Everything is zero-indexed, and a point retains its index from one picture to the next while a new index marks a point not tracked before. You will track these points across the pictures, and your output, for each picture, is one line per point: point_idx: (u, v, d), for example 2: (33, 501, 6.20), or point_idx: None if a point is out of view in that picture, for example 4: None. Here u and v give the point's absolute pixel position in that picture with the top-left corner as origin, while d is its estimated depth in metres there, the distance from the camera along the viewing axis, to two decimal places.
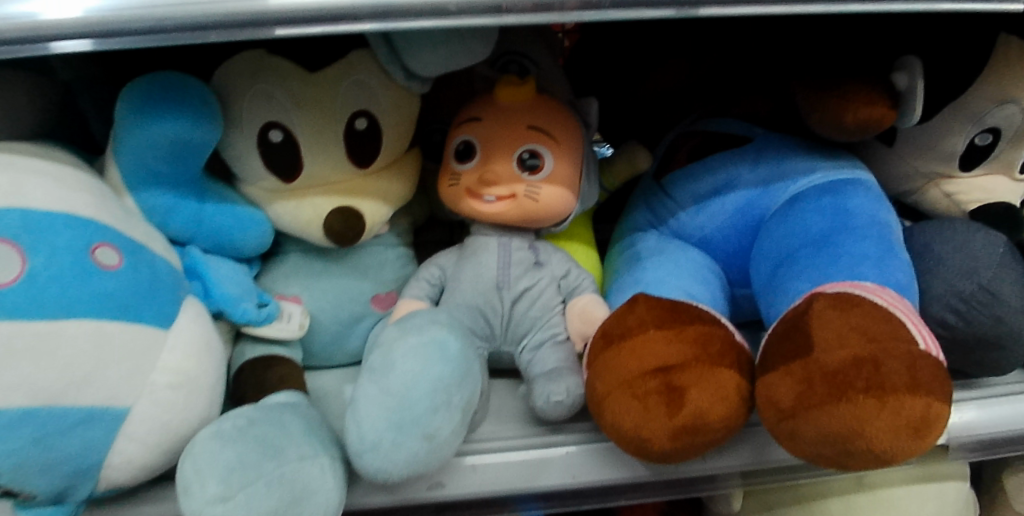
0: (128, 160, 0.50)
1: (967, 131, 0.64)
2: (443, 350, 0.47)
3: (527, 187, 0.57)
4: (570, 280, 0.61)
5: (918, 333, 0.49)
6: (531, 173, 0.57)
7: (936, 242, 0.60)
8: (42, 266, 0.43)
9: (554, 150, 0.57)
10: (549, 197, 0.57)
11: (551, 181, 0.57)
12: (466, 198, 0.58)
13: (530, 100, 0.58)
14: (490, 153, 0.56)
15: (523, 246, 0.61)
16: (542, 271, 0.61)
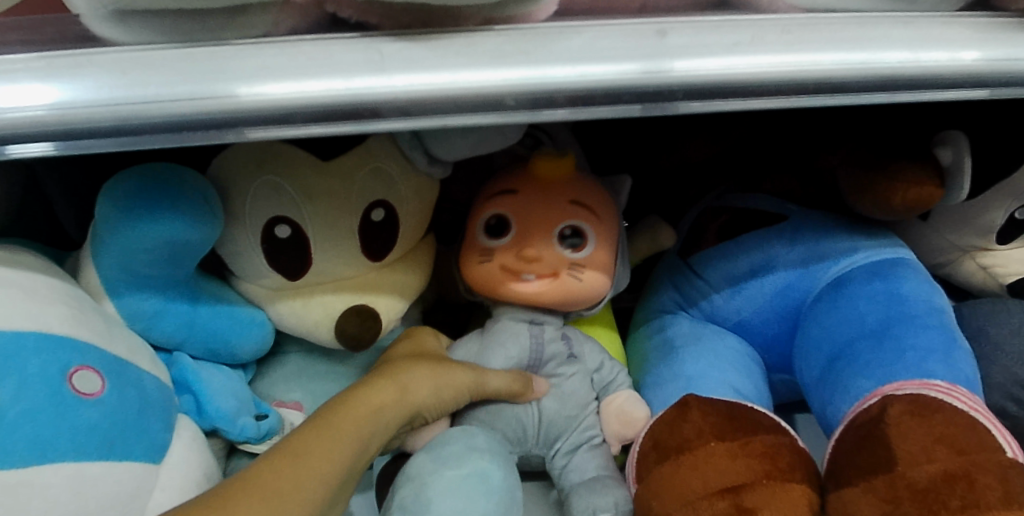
0: (111, 264, 0.44)
1: (1008, 206, 0.61)
2: (486, 482, 0.45)
3: (571, 264, 0.52)
4: (605, 374, 0.56)
5: (1004, 439, 0.44)
6: (577, 250, 0.52)
7: (990, 325, 0.57)
8: (10, 401, 0.36)
9: (599, 227, 0.53)
10: (591, 276, 0.52)
11: (595, 260, 0.53)
12: (500, 277, 0.52)
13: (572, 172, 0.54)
14: (532, 226, 0.51)
15: (555, 336, 0.55)
16: (573, 366, 0.55)
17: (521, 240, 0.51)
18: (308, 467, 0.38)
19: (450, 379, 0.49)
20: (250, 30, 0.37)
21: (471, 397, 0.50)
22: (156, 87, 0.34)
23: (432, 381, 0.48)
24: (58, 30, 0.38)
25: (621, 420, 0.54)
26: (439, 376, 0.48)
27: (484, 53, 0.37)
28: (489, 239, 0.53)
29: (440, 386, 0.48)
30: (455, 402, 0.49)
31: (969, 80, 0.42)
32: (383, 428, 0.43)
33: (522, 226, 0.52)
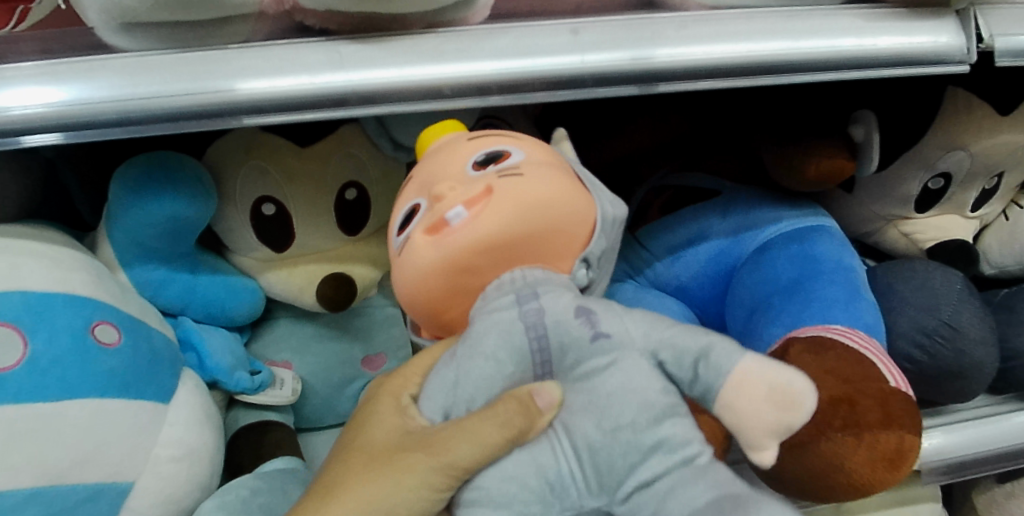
0: (122, 238, 0.51)
1: (921, 176, 0.69)
2: None
3: (496, 176, 0.45)
4: (673, 345, 0.41)
5: (888, 374, 0.51)
6: (503, 168, 0.45)
7: (897, 282, 0.63)
8: (44, 349, 0.44)
9: (555, 163, 0.47)
10: (518, 211, 0.43)
11: (535, 185, 0.44)
12: (417, 176, 0.48)
13: (547, 145, 0.49)
14: (477, 132, 0.49)
15: (570, 312, 0.42)
16: (643, 419, 0.40)
17: (451, 147, 0.48)
18: None
19: (479, 433, 0.41)
20: (233, 37, 0.45)
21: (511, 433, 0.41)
22: (160, 85, 0.42)
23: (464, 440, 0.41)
24: (76, 40, 0.46)
25: (759, 391, 0.39)
26: (469, 436, 0.41)
27: (425, 52, 0.45)
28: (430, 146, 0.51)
29: (471, 442, 0.41)
30: (429, 488, 0.42)
31: (845, 63, 0.50)
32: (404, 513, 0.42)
33: (462, 136, 0.49)
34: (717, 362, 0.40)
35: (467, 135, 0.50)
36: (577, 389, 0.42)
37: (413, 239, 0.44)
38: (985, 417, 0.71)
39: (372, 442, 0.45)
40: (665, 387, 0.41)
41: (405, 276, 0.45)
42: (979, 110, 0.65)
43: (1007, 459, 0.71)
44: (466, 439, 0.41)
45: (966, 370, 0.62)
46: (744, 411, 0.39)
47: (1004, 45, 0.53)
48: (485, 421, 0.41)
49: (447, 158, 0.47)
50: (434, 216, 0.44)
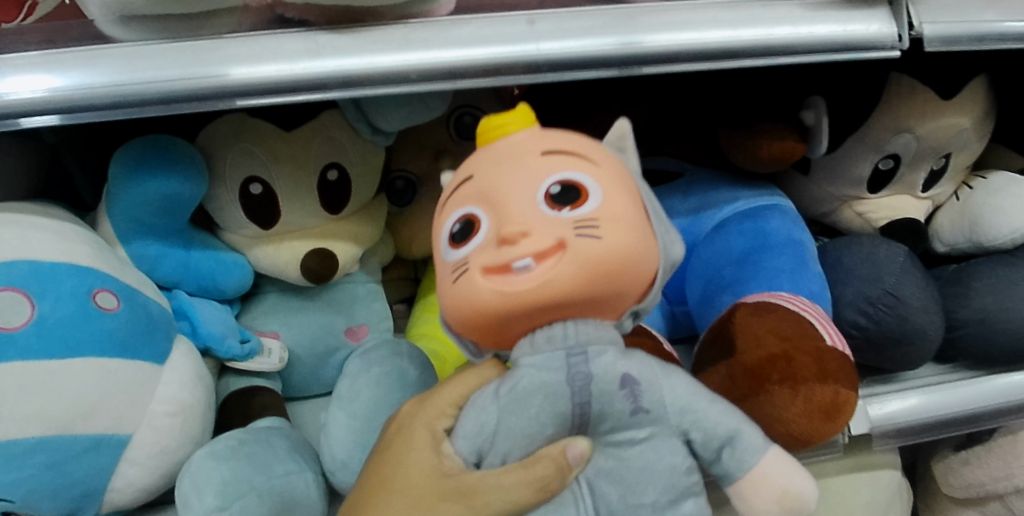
0: (121, 215, 0.56)
1: (871, 157, 0.73)
2: (403, 378, 0.55)
3: (573, 227, 0.41)
4: (705, 428, 0.44)
5: (826, 333, 0.56)
6: (579, 215, 0.42)
7: (845, 255, 0.68)
8: (49, 312, 0.49)
9: (632, 204, 0.43)
10: (590, 275, 0.41)
11: (614, 248, 0.41)
12: (478, 182, 0.44)
13: (620, 166, 0.45)
14: (553, 145, 0.44)
15: (616, 385, 0.42)
16: (665, 497, 0.44)
17: (522, 164, 0.43)
18: None
19: (513, 491, 0.42)
20: (221, 28, 0.49)
21: (541, 489, 0.42)
22: (152, 72, 0.47)
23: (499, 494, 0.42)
24: (78, 31, 0.51)
25: (773, 495, 0.44)
26: (505, 491, 0.42)
27: (394, 41, 0.49)
28: (495, 140, 0.46)
29: (506, 497, 0.42)
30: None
31: (782, 49, 0.55)
32: None
33: (536, 145, 0.44)
34: (741, 453, 0.44)
35: (538, 140, 0.45)
36: (607, 452, 0.44)
37: (468, 270, 0.42)
38: (936, 385, 0.75)
39: (400, 484, 0.44)
40: (688, 465, 0.44)
41: (452, 295, 0.43)
42: (923, 94, 0.70)
43: (954, 424, 0.75)
44: (502, 491, 0.42)
45: (911, 337, 0.66)
46: (752, 505, 0.44)
47: (933, 32, 0.58)
48: (523, 482, 0.42)
49: (519, 181, 0.43)
50: (499, 259, 0.41)
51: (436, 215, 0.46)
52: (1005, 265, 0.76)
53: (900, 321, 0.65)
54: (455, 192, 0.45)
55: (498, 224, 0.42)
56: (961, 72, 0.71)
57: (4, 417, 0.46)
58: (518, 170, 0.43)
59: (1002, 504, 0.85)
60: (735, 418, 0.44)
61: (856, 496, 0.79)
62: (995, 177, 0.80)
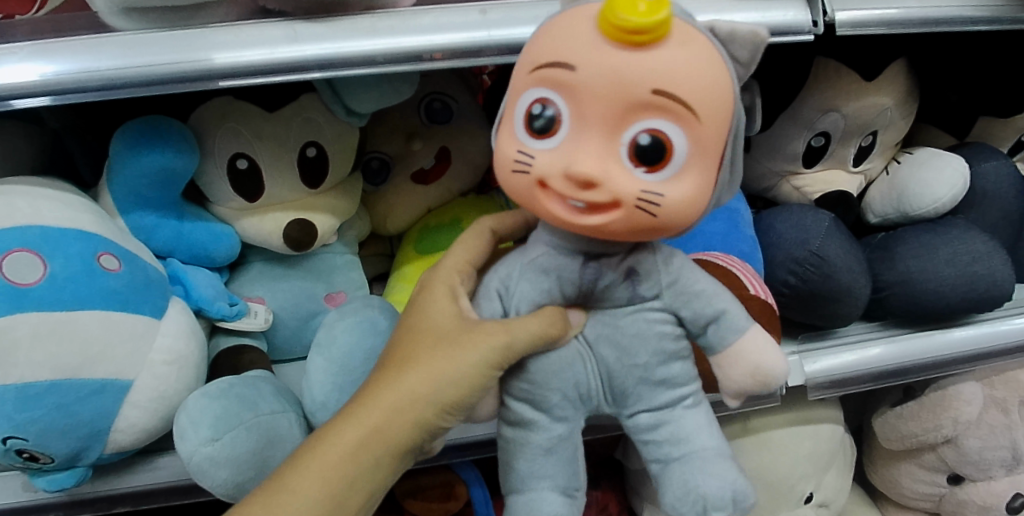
0: (121, 187, 0.63)
1: (804, 135, 0.81)
2: (373, 326, 0.62)
3: (637, 192, 0.43)
4: (695, 307, 0.50)
5: (750, 282, 0.62)
6: (651, 178, 0.44)
7: (777, 222, 0.76)
8: (59, 270, 0.55)
9: (708, 168, 0.45)
10: (633, 230, 0.45)
11: (666, 220, 0.45)
12: (575, 94, 0.43)
13: (726, 113, 0.44)
14: (664, 82, 0.42)
15: (620, 278, 0.50)
16: (654, 360, 0.51)
17: (624, 100, 0.42)
18: (363, 422, 0.48)
19: (527, 326, 0.49)
20: (211, 18, 0.56)
21: (550, 329, 0.49)
22: (150, 57, 0.53)
23: (515, 329, 0.49)
24: (84, 21, 0.58)
25: (748, 369, 0.50)
26: (520, 325, 0.49)
27: (362, 29, 0.56)
28: (610, 36, 0.42)
29: (519, 333, 0.49)
30: (487, 369, 0.49)
31: None
32: (458, 390, 0.49)
33: (650, 79, 0.42)
34: (726, 331, 0.50)
35: (657, 69, 0.42)
36: (604, 321, 0.51)
37: (529, 174, 0.45)
38: (863, 341, 0.82)
39: (429, 330, 0.51)
40: (677, 335, 0.51)
41: (511, 179, 0.47)
42: (847, 77, 0.77)
43: (885, 377, 0.82)
44: (517, 327, 0.49)
45: (835, 293, 0.73)
46: (729, 376, 0.51)
47: (843, 19, 0.65)
48: (535, 321, 0.49)
49: (610, 119, 0.43)
50: (566, 189, 0.44)
51: (517, 76, 0.46)
52: (927, 231, 0.83)
53: (837, 252, 0.73)
54: (546, 74, 0.44)
55: (577, 156, 0.43)
56: (881, 57, 0.78)
57: (20, 360, 0.53)
58: (617, 111, 0.43)
59: (935, 455, 0.93)
60: (722, 299, 0.50)
61: (800, 447, 0.84)
62: (921, 152, 0.88)
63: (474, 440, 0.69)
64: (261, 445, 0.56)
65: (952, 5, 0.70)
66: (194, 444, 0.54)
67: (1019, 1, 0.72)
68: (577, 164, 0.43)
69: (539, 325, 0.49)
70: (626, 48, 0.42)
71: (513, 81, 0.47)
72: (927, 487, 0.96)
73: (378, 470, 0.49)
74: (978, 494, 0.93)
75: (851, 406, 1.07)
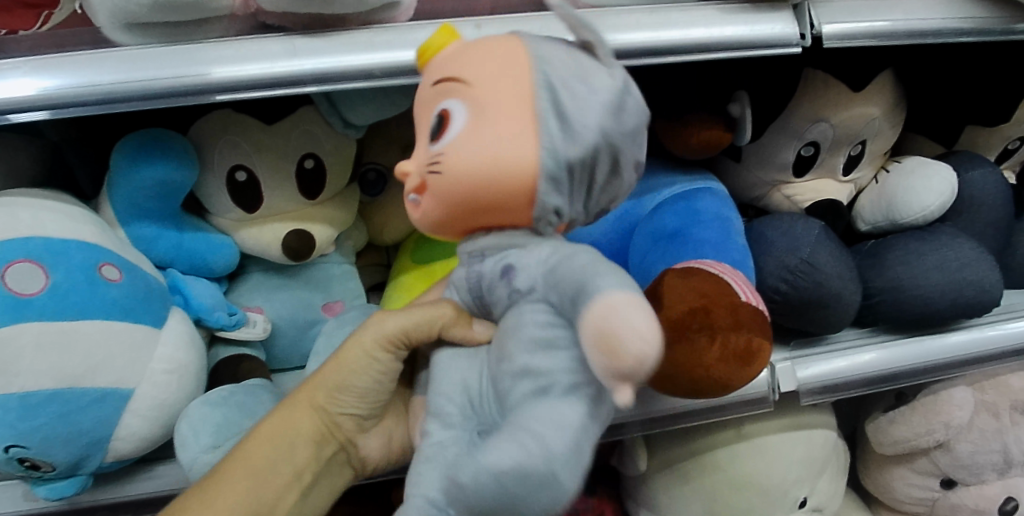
0: (122, 199, 0.64)
1: (794, 145, 0.82)
2: None
3: (428, 162, 0.48)
4: (562, 283, 0.44)
5: (741, 289, 0.63)
6: (438, 146, 0.47)
7: (767, 230, 0.77)
8: (61, 280, 0.56)
9: (501, 119, 0.45)
10: (454, 199, 0.47)
11: (454, 176, 0.46)
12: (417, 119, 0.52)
13: (508, 71, 0.46)
14: (441, 71, 0.49)
15: (499, 274, 0.49)
16: (522, 350, 0.46)
17: (423, 99, 0.50)
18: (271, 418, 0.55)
19: (405, 314, 0.52)
20: (212, 33, 0.57)
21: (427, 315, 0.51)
22: (151, 72, 0.54)
23: (394, 317, 0.52)
24: (87, 37, 0.59)
25: (596, 332, 0.40)
26: (399, 314, 0.52)
27: (361, 43, 0.57)
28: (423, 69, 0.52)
29: (397, 320, 0.52)
30: (370, 358, 0.53)
31: (697, 48, 0.64)
32: (346, 378, 0.53)
33: (433, 74, 0.49)
34: (586, 298, 0.42)
35: (440, 64, 0.49)
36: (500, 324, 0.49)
37: None
38: (855, 347, 0.83)
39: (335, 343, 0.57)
40: (552, 322, 0.45)
41: None
42: (835, 87, 0.79)
43: (877, 382, 0.83)
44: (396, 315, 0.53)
45: (825, 299, 0.75)
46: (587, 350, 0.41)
47: (830, 31, 0.67)
48: (414, 309, 0.52)
49: (422, 120, 0.50)
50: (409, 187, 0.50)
51: None
52: (917, 238, 0.85)
53: (825, 259, 0.74)
54: None
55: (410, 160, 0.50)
56: (867, 67, 0.80)
57: (23, 369, 0.54)
58: (424, 109, 0.50)
59: (927, 459, 0.94)
60: (589, 269, 0.43)
61: (792, 452, 0.85)
62: (908, 161, 0.90)
63: None
64: None
65: (936, 17, 0.71)
66: (194, 452, 0.56)
67: (1003, 13, 0.74)
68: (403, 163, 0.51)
69: (417, 312, 0.51)
70: (427, 65, 0.51)
71: None
72: (920, 491, 0.96)
73: (291, 460, 0.54)
74: (971, 498, 0.94)
75: (843, 413, 1.08)
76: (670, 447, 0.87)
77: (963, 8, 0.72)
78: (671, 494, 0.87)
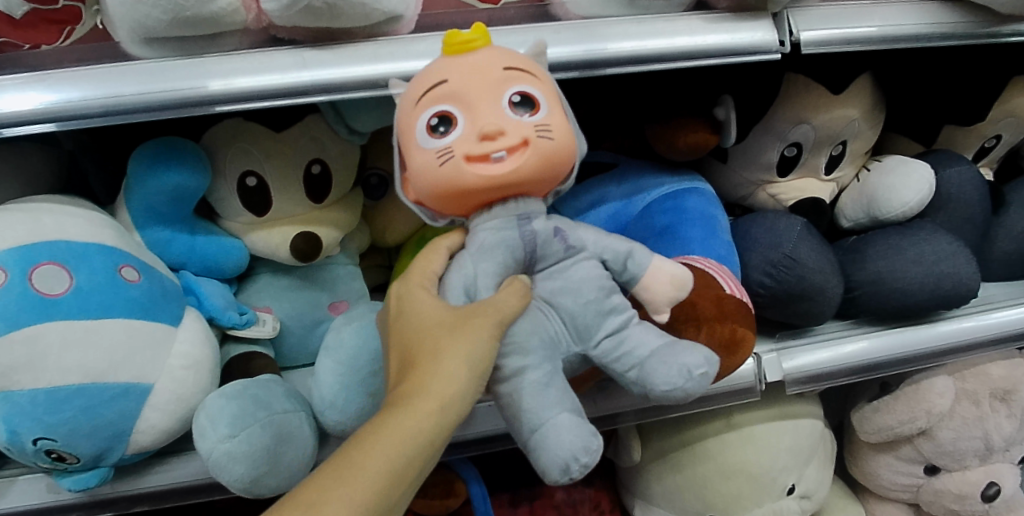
0: (138, 203, 0.67)
1: (777, 146, 0.86)
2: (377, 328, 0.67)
3: (534, 129, 0.55)
4: (608, 248, 0.59)
5: (726, 283, 0.67)
6: (536, 119, 0.55)
7: (753, 226, 0.81)
8: (85, 281, 0.59)
9: (559, 107, 0.58)
10: (539, 172, 0.56)
11: (561, 145, 0.56)
12: (452, 87, 0.55)
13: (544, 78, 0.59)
14: (511, 63, 0.56)
15: (550, 234, 0.58)
16: (597, 294, 0.57)
17: (496, 78, 0.55)
18: (405, 427, 0.47)
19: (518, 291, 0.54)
20: (224, 47, 0.61)
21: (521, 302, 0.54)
22: (170, 84, 0.58)
23: (515, 295, 0.54)
24: (106, 51, 0.62)
25: (667, 277, 0.59)
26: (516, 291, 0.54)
27: (366, 55, 0.61)
28: (461, 53, 0.57)
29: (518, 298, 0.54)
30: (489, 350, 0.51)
31: (682, 55, 0.67)
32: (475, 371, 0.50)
33: (501, 61, 0.56)
34: (638, 261, 0.59)
35: (500, 56, 0.56)
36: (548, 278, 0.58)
37: (455, 158, 0.54)
38: (834, 337, 0.87)
39: (428, 321, 0.53)
40: (604, 276, 0.58)
41: (438, 173, 0.55)
42: (816, 91, 0.83)
43: (862, 371, 0.87)
44: (506, 297, 0.54)
45: (809, 292, 0.78)
46: (654, 292, 0.59)
47: (808, 38, 0.70)
48: (515, 293, 0.54)
49: (493, 91, 0.55)
50: (472, 149, 0.54)
51: (405, 112, 0.57)
52: (898, 233, 0.88)
53: (809, 253, 0.78)
54: (428, 94, 0.55)
55: (475, 122, 0.54)
56: (846, 72, 0.84)
57: (50, 365, 0.57)
58: (494, 84, 0.55)
59: (911, 447, 0.97)
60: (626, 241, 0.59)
61: (781, 441, 0.88)
62: (888, 160, 0.94)
63: (475, 437, 0.72)
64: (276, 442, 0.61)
65: (911, 23, 0.75)
66: (213, 441, 0.59)
67: (973, 19, 0.78)
68: (485, 127, 0.54)
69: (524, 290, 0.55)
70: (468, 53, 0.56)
71: (400, 117, 0.57)
72: (905, 478, 1.00)
73: (414, 466, 0.47)
74: (954, 483, 0.98)
75: (833, 404, 1.12)
76: (663, 438, 0.90)
77: (935, 13, 0.76)
78: (665, 482, 0.90)
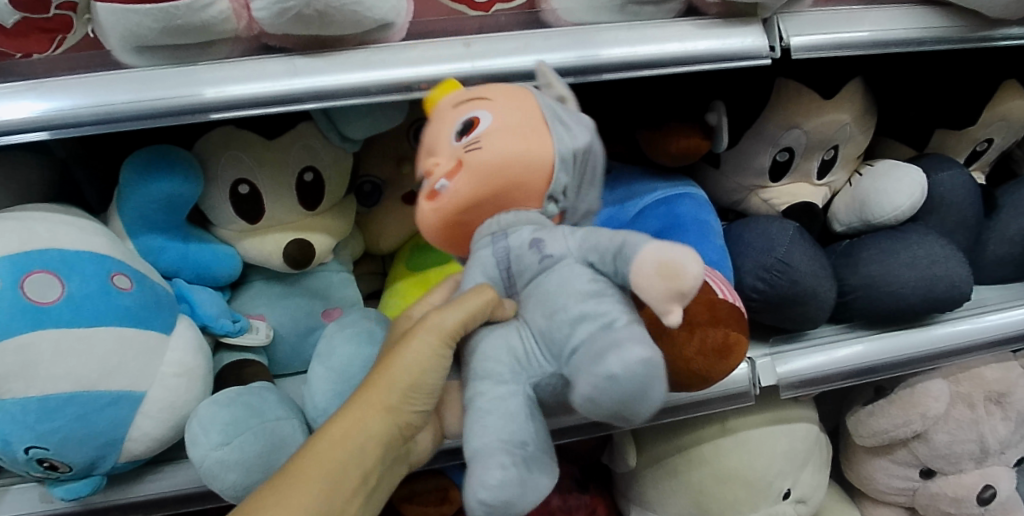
0: (131, 211, 0.67)
1: (769, 150, 0.86)
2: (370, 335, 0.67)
3: (464, 148, 0.54)
4: (597, 247, 0.52)
5: (719, 288, 0.66)
6: (472, 137, 0.54)
7: (744, 231, 0.82)
8: (77, 289, 0.59)
9: (512, 115, 0.55)
10: (478, 189, 0.53)
11: (494, 154, 0.53)
12: (422, 142, 0.59)
13: (518, 93, 0.57)
14: (463, 97, 0.57)
15: (525, 245, 0.53)
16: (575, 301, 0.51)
17: (444, 117, 0.57)
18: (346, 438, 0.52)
19: (466, 304, 0.52)
20: (217, 55, 0.61)
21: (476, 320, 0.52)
22: (162, 91, 0.58)
23: (461, 308, 0.52)
24: (98, 59, 0.63)
25: (653, 268, 0.47)
26: (459, 306, 0.52)
27: (358, 62, 0.61)
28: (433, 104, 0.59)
29: (462, 313, 0.52)
30: (431, 362, 0.53)
31: (673, 60, 0.68)
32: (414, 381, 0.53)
33: (454, 99, 0.57)
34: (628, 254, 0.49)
35: (459, 95, 0.58)
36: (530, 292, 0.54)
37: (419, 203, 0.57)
38: (829, 341, 0.87)
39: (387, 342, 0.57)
40: (592, 277, 0.52)
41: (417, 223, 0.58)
42: (807, 96, 0.83)
43: (857, 375, 0.87)
44: (450, 309, 0.52)
45: (801, 296, 0.78)
46: (645, 283, 0.47)
47: (799, 43, 0.71)
48: (458, 311, 0.52)
49: (439, 129, 0.56)
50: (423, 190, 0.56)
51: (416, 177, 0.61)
52: (889, 237, 0.89)
53: (800, 257, 0.78)
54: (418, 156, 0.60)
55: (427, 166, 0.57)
56: (837, 77, 0.84)
57: (41, 373, 0.57)
58: (441, 122, 0.57)
59: (907, 450, 0.97)
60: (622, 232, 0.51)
61: (775, 445, 0.88)
62: (880, 164, 0.94)
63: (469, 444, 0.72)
64: (268, 449, 0.61)
65: (900, 27, 0.75)
66: (205, 449, 0.59)
67: (962, 23, 0.78)
68: (429, 167, 0.56)
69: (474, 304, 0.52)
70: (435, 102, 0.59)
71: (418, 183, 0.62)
72: (900, 481, 1.00)
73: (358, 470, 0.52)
74: (949, 486, 0.98)
75: (828, 408, 1.12)
76: (658, 443, 0.90)
77: (924, 18, 0.77)
78: (660, 487, 0.90)
